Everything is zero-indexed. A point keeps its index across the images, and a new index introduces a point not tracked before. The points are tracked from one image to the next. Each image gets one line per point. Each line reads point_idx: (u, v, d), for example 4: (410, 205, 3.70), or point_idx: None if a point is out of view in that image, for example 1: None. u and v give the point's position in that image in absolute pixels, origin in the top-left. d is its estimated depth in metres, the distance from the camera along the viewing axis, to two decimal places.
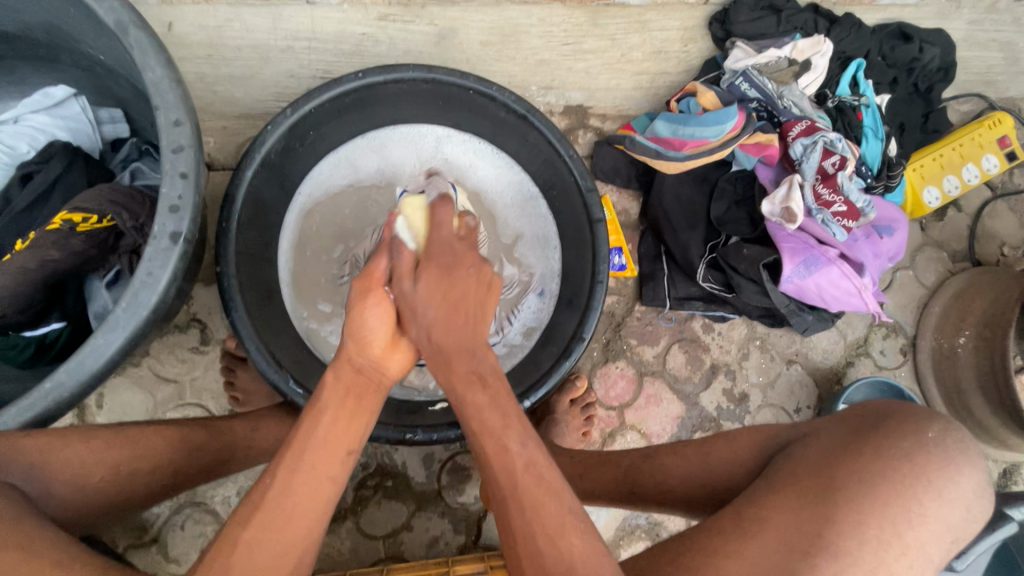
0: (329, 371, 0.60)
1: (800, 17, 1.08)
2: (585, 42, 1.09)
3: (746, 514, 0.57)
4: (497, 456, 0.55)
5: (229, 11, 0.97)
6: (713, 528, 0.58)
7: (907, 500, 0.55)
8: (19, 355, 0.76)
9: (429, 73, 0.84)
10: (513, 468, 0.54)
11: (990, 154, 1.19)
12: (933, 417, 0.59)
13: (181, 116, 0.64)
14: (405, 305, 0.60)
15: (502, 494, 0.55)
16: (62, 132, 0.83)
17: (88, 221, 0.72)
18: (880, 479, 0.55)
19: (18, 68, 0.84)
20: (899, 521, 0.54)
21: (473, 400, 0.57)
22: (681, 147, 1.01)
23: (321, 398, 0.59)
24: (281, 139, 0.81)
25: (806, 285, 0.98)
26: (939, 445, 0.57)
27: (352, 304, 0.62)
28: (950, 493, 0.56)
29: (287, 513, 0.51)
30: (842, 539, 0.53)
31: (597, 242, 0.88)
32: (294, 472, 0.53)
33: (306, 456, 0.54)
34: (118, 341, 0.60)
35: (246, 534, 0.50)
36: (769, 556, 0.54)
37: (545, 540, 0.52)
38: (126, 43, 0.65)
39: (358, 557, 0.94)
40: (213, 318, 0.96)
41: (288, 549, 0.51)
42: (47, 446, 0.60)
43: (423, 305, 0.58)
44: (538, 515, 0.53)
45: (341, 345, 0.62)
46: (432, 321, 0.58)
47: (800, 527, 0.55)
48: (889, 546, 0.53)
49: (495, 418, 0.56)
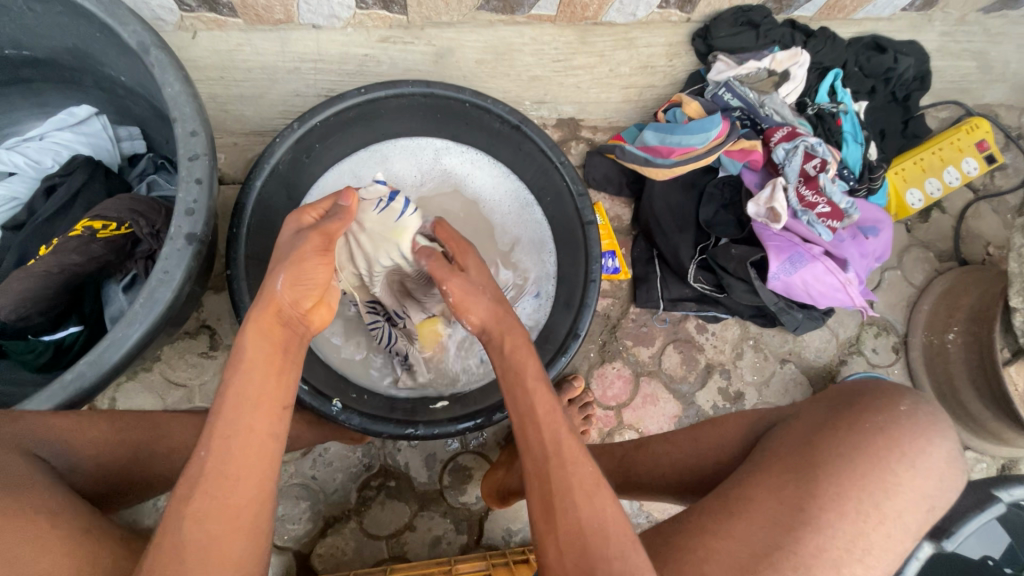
0: (251, 319, 0.58)
1: (778, 32, 1.14)
2: (575, 59, 1.14)
3: (732, 492, 0.60)
4: (547, 420, 0.62)
5: (241, 36, 1.02)
6: (702, 511, 0.60)
7: (882, 471, 0.57)
8: (37, 358, 0.81)
9: (427, 88, 0.90)
10: (558, 429, 0.61)
11: (969, 157, 1.23)
12: (905, 392, 0.62)
13: (197, 126, 0.69)
14: (469, 291, 0.70)
15: (544, 454, 0.59)
16: (83, 147, 0.88)
17: (107, 228, 0.76)
18: (856, 451, 0.57)
19: (46, 90, 0.91)
20: (876, 492, 0.56)
21: (533, 368, 0.66)
22: (669, 154, 1.06)
23: (247, 350, 0.57)
24: (289, 151, 0.86)
25: (792, 281, 1.02)
26: (910, 418, 0.59)
27: (295, 253, 0.61)
28: (925, 464, 0.58)
29: (229, 478, 0.50)
30: (824, 512, 0.55)
31: (589, 243, 0.91)
32: (228, 441, 0.51)
33: (241, 417, 0.52)
34: (135, 335, 0.64)
35: (190, 505, 0.48)
36: (756, 533, 0.56)
37: (581, 497, 0.56)
38: (147, 62, 0.70)
39: (362, 557, 0.96)
40: (222, 324, 1.00)
41: (237, 515, 0.49)
42: (73, 428, 0.62)
43: (485, 286, 0.72)
44: (575, 471, 0.58)
45: (275, 291, 0.59)
46: (490, 301, 0.71)
47: (781, 498, 0.57)
48: (867, 516, 0.55)
49: (543, 388, 0.65)
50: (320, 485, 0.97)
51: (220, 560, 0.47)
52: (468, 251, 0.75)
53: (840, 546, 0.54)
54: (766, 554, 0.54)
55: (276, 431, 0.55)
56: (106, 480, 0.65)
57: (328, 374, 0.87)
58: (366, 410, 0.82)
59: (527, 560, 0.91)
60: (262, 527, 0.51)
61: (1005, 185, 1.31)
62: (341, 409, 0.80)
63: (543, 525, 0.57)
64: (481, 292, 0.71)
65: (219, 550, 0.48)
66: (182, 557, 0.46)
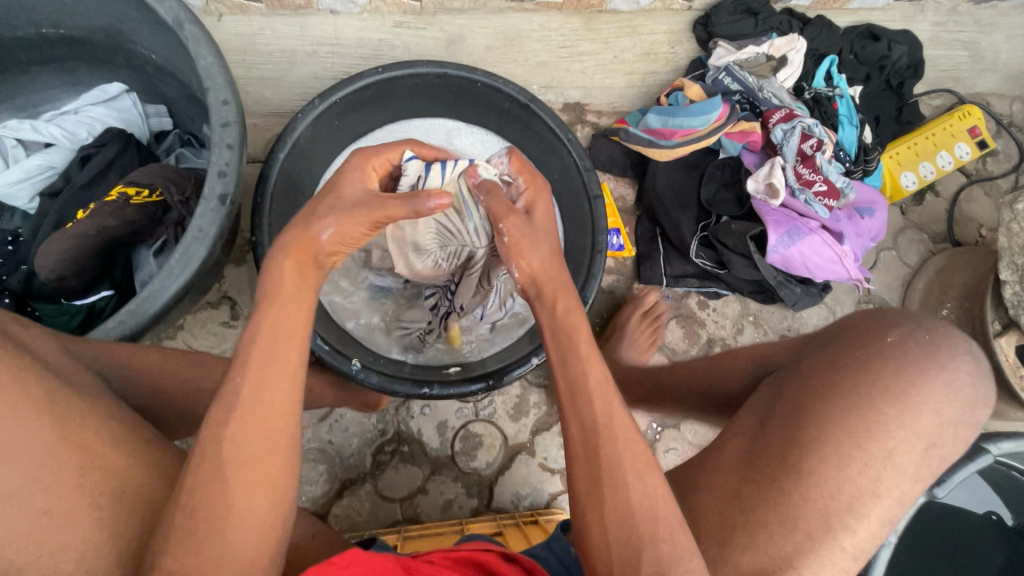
0: (284, 254, 0.61)
1: (776, 19, 1.19)
2: (580, 45, 1.19)
3: (731, 451, 0.65)
4: (600, 390, 0.58)
5: (262, 20, 1.08)
6: (704, 463, 0.67)
7: (864, 410, 0.60)
8: (71, 320, 0.86)
9: (442, 69, 0.95)
10: (611, 404, 0.58)
11: (961, 142, 1.28)
12: (899, 323, 0.66)
13: (228, 96, 0.74)
14: (525, 234, 0.66)
15: (591, 427, 0.57)
16: (114, 122, 0.92)
17: (141, 194, 0.81)
18: (839, 391, 0.61)
19: (78, 69, 0.96)
20: (859, 432, 0.59)
21: (586, 334, 0.62)
22: (672, 136, 1.11)
23: (278, 287, 0.59)
24: (310, 126, 0.91)
25: (791, 254, 1.06)
26: (897, 347, 0.63)
27: (349, 207, 0.63)
28: (916, 400, 0.61)
29: (265, 409, 0.53)
30: (805, 459, 0.59)
31: (595, 216, 0.96)
32: (263, 370, 0.54)
33: (276, 348, 0.55)
34: (172, 287, 0.69)
35: (229, 430, 0.52)
36: (744, 479, 0.61)
37: (632, 475, 0.55)
38: (182, 36, 0.74)
39: (377, 518, 0.99)
40: (242, 295, 1.04)
41: (273, 441, 0.53)
42: (132, 353, 0.67)
43: (540, 238, 0.66)
44: (627, 449, 0.56)
45: (320, 237, 0.61)
46: (545, 251, 0.66)
47: (765, 446, 0.62)
48: (851, 459, 0.59)
49: (593, 352, 0.60)
50: (336, 449, 1.01)
51: (261, 478, 0.51)
52: (540, 190, 0.71)
53: (830, 482, 0.58)
54: (761, 500, 0.59)
55: (300, 361, 0.57)
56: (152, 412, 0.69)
57: (347, 338, 0.91)
58: (388, 370, 0.87)
59: (536, 522, 0.95)
60: (295, 449, 0.55)
61: (997, 170, 1.35)
62: (360, 367, 0.85)
63: (585, 492, 0.56)
64: (540, 240, 0.66)
65: (259, 468, 0.51)
66: (224, 475, 0.50)
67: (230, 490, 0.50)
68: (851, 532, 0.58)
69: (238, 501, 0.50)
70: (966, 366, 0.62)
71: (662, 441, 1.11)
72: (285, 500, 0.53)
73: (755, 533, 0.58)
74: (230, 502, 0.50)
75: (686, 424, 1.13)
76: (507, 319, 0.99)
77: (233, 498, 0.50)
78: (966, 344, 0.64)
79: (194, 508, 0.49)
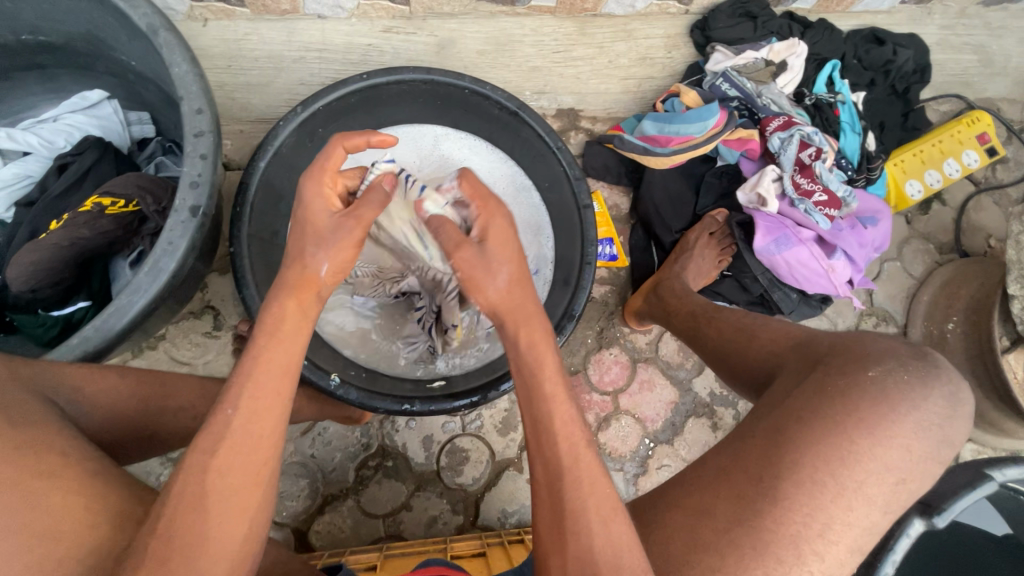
0: (284, 281, 0.60)
1: (776, 23, 1.15)
2: (574, 50, 1.17)
3: (705, 474, 0.62)
4: (564, 433, 0.56)
5: (248, 25, 1.06)
6: (675, 483, 0.64)
7: (838, 438, 0.57)
8: (46, 332, 0.84)
9: (428, 74, 0.92)
10: (576, 448, 0.56)
11: (969, 149, 1.23)
12: (881, 359, 0.61)
13: (202, 105, 0.71)
14: (478, 265, 0.60)
15: (556, 467, 0.55)
16: (95, 129, 0.91)
17: (116, 205, 0.78)
18: (815, 415, 0.59)
19: (60, 75, 0.95)
20: (833, 460, 0.56)
21: (551, 366, 0.59)
22: (667, 143, 1.07)
23: (268, 310, 0.59)
24: (292, 134, 0.89)
25: (776, 260, 1.05)
26: (876, 384, 0.58)
27: (331, 228, 0.60)
28: (887, 433, 0.57)
29: (252, 437, 0.52)
30: (783, 483, 0.56)
31: (585, 226, 0.94)
32: (256, 402, 0.53)
33: (267, 381, 0.54)
34: (140, 302, 0.66)
35: (215, 459, 0.50)
36: (718, 504, 0.58)
37: (597, 522, 0.53)
38: (156, 42, 0.72)
39: (359, 535, 0.97)
40: (225, 305, 1.02)
41: (256, 470, 0.51)
42: (88, 375, 0.65)
43: (497, 266, 0.61)
44: (592, 494, 0.54)
45: (319, 273, 0.60)
46: (506, 277, 0.61)
47: (742, 465, 0.60)
48: (823, 487, 0.56)
49: (562, 391, 0.58)
50: (319, 463, 0.99)
51: (241, 510, 0.50)
52: (495, 211, 0.63)
53: (818, 514, 0.55)
54: (739, 525, 0.56)
55: (290, 396, 0.55)
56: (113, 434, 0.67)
57: (330, 352, 0.89)
58: (367, 386, 0.84)
59: (522, 541, 0.92)
60: (274, 480, 0.54)
61: (1007, 178, 1.31)
62: (339, 383, 0.82)
63: (550, 535, 0.54)
64: (494, 270, 0.60)
65: (237, 500, 0.50)
66: (204, 508, 0.48)
67: (208, 522, 0.48)
68: (820, 558, 0.55)
69: (214, 533, 0.48)
70: (936, 406, 0.58)
71: (655, 457, 1.08)
72: (256, 532, 0.52)
73: (726, 564, 0.54)
74: (207, 533, 0.48)
75: (681, 440, 1.09)
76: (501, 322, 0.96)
77: (209, 527, 0.48)
78: (940, 387, 0.59)
79: (171, 537, 0.46)
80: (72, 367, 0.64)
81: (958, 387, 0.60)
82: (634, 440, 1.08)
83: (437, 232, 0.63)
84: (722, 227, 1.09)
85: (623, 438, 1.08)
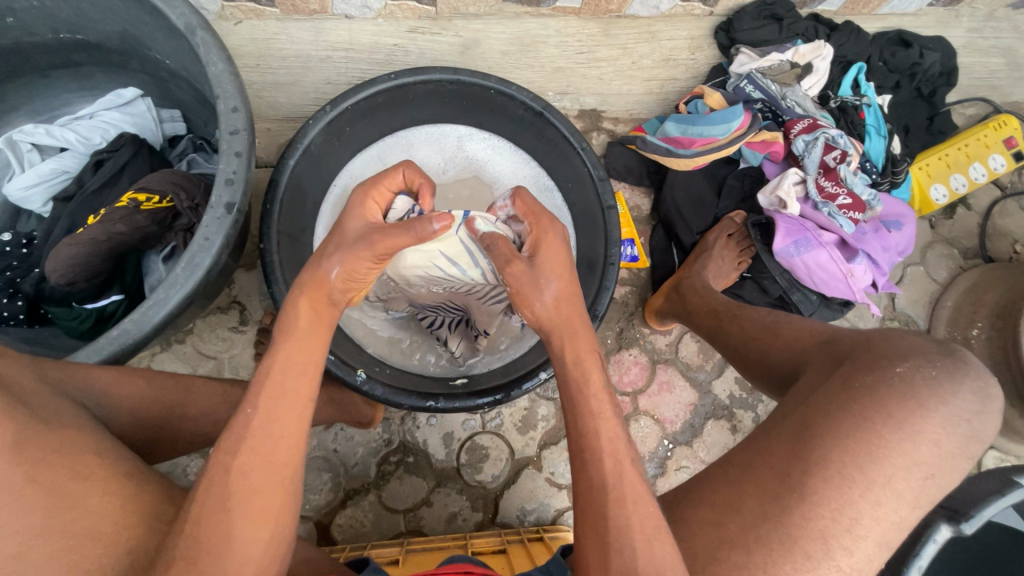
0: (300, 291, 0.62)
1: (801, 25, 1.15)
2: (598, 51, 1.17)
3: (731, 472, 0.62)
4: (610, 447, 0.57)
5: (277, 25, 1.08)
6: (701, 480, 0.65)
7: (867, 434, 0.57)
8: (79, 325, 0.85)
9: (455, 75, 0.92)
10: (620, 460, 0.57)
11: (996, 154, 1.22)
12: (907, 354, 0.60)
13: (237, 103, 0.73)
14: (529, 280, 0.64)
15: (602, 475, 0.56)
16: (129, 126, 0.93)
17: (150, 201, 0.80)
18: (842, 411, 0.58)
19: (94, 73, 0.97)
20: (860, 455, 0.56)
21: (596, 381, 0.62)
22: (690, 145, 1.07)
23: (287, 317, 0.61)
24: (321, 133, 0.89)
25: (795, 262, 1.05)
26: (904, 379, 0.58)
27: (351, 241, 0.62)
28: (914, 428, 0.57)
29: (274, 438, 0.52)
30: (811, 479, 0.56)
31: (608, 227, 0.93)
32: (277, 400, 0.54)
33: (288, 382, 0.55)
34: (176, 296, 0.68)
35: (236, 460, 0.51)
36: (747, 501, 0.58)
37: (641, 542, 0.53)
38: (193, 42, 0.74)
39: (380, 529, 0.98)
40: (252, 300, 1.04)
41: (277, 471, 0.52)
42: (114, 380, 0.66)
43: (546, 281, 0.64)
44: (636, 511, 0.54)
45: (329, 276, 0.61)
46: (556, 288, 0.65)
47: (768, 458, 0.60)
48: (851, 482, 0.56)
49: (606, 408, 0.60)
50: (341, 458, 1.00)
51: (264, 508, 0.50)
52: (540, 222, 0.67)
53: (844, 515, 0.55)
54: (766, 521, 0.56)
55: (310, 396, 0.57)
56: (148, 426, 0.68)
57: (355, 349, 0.90)
58: (392, 382, 0.86)
59: (541, 538, 0.93)
60: (298, 480, 0.54)
61: None
62: (365, 379, 0.83)
63: (589, 547, 0.55)
64: (542, 285, 0.64)
65: (268, 498, 0.51)
66: (225, 509, 0.49)
67: (232, 520, 0.48)
68: (848, 552, 0.55)
69: (240, 534, 0.48)
70: (966, 402, 0.58)
71: (673, 458, 1.08)
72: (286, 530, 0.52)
73: (752, 560, 0.55)
74: (231, 531, 0.48)
75: (700, 442, 1.09)
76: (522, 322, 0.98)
77: (236, 531, 0.48)
78: (969, 382, 0.58)
79: (196, 535, 0.47)
80: (97, 369, 0.65)
81: (987, 383, 0.59)
82: (653, 441, 1.08)
83: (489, 249, 0.66)
84: (739, 228, 1.09)
85: (643, 439, 1.08)
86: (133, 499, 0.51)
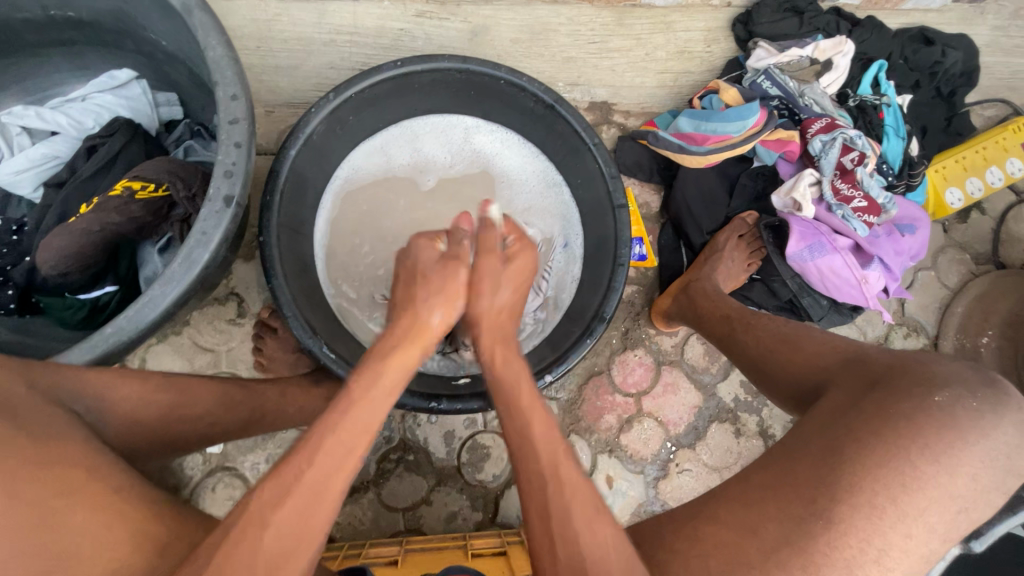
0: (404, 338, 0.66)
1: (823, 19, 1.11)
2: (610, 41, 1.13)
3: (752, 492, 0.60)
4: (545, 445, 0.58)
5: (279, 6, 1.04)
6: (712, 499, 0.63)
7: (898, 462, 0.55)
8: (73, 316, 0.84)
9: (464, 64, 0.88)
10: (556, 457, 0.58)
11: (1014, 157, 1.18)
12: (948, 383, 0.58)
13: (237, 90, 0.69)
14: (455, 282, 0.72)
15: (539, 466, 0.57)
16: (123, 110, 0.90)
17: (146, 189, 0.77)
18: (875, 436, 0.57)
19: (86, 53, 0.93)
20: (892, 485, 0.55)
21: (523, 388, 0.64)
22: (703, 142, 1.04)
23: (379, 357, 0.63)
24: (323, 122, 0.85)
25: (808, 267, 1.02)
26: (942, 409, 0.56)
27: (443, 283, 0.71)
28: (952, 461, 0.55)
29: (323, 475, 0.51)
30: (836, 505, 0.55)
31: (619, 227, 0.90)
32: (341, 439, 0.53)
33: (359, 420, 0.56)
34: (173, 294, 0.65)
35: (288, 495, 0.49)
36: (767, 524, 0.57)
37: (585, 528, 0.53)
38: (190, 23, 0.70)
39: (378, 527, 0.97)
40: (250, 291, 1.01)
41: (322, 505, 0.51)
42: (109, 381, 0.64)
43: (495, 297, 0.73)
44: (577, 502, 0.55)
45: (432, 319, 0.69)
46: (496, 308, 0.73)
47: (795, 479, 0.58)
48: (882, 512, 0.54)
49: (526, 403, 0.62)
50: None
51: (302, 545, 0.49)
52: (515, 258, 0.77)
53: (866, 544, 0.54)
54: (788, 546, 0.55)
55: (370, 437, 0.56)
56: (145, 429, 0.67)
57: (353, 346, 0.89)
58: None
59: None
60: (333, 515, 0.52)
61: None
62: None
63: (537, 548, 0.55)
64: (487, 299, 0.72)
65: (299, 537, 0.49)
66: (260, 543, 0.47)
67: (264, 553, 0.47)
68: None
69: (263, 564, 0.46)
70: (1006, 436, 0.56)
71: (675, 461, 1.07)
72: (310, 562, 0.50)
73: None
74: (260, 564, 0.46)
75: (703, 445, 1.08)
76: (538, 321, 1.00)
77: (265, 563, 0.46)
78: (1010, 415, 0.57)
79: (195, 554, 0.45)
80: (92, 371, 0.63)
81: None
82: (656, 444, 1.07)
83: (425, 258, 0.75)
84: (751, 229, 1.06)
85: (645, 442, 1.07)
86: (125, 513, 0.49)
